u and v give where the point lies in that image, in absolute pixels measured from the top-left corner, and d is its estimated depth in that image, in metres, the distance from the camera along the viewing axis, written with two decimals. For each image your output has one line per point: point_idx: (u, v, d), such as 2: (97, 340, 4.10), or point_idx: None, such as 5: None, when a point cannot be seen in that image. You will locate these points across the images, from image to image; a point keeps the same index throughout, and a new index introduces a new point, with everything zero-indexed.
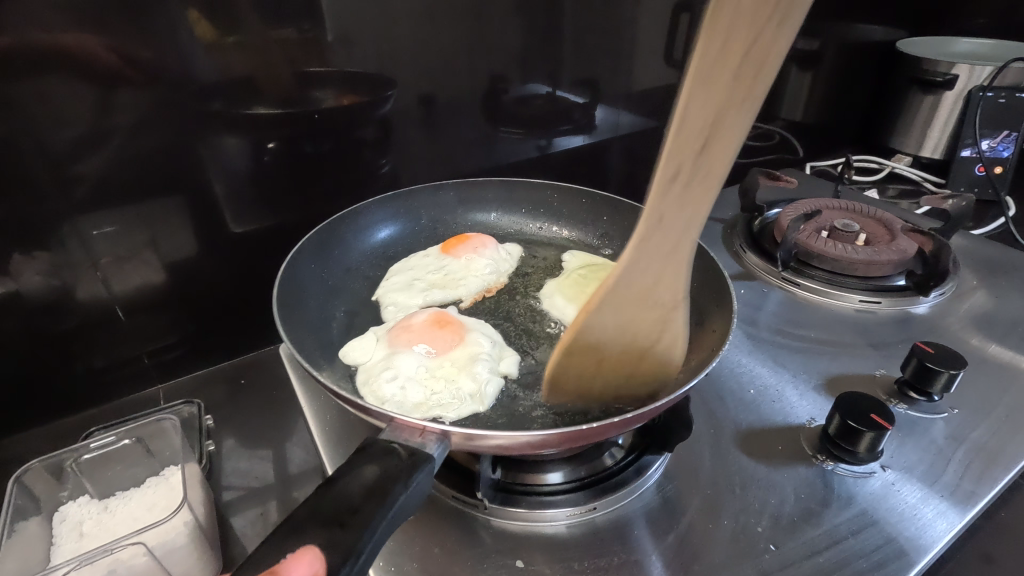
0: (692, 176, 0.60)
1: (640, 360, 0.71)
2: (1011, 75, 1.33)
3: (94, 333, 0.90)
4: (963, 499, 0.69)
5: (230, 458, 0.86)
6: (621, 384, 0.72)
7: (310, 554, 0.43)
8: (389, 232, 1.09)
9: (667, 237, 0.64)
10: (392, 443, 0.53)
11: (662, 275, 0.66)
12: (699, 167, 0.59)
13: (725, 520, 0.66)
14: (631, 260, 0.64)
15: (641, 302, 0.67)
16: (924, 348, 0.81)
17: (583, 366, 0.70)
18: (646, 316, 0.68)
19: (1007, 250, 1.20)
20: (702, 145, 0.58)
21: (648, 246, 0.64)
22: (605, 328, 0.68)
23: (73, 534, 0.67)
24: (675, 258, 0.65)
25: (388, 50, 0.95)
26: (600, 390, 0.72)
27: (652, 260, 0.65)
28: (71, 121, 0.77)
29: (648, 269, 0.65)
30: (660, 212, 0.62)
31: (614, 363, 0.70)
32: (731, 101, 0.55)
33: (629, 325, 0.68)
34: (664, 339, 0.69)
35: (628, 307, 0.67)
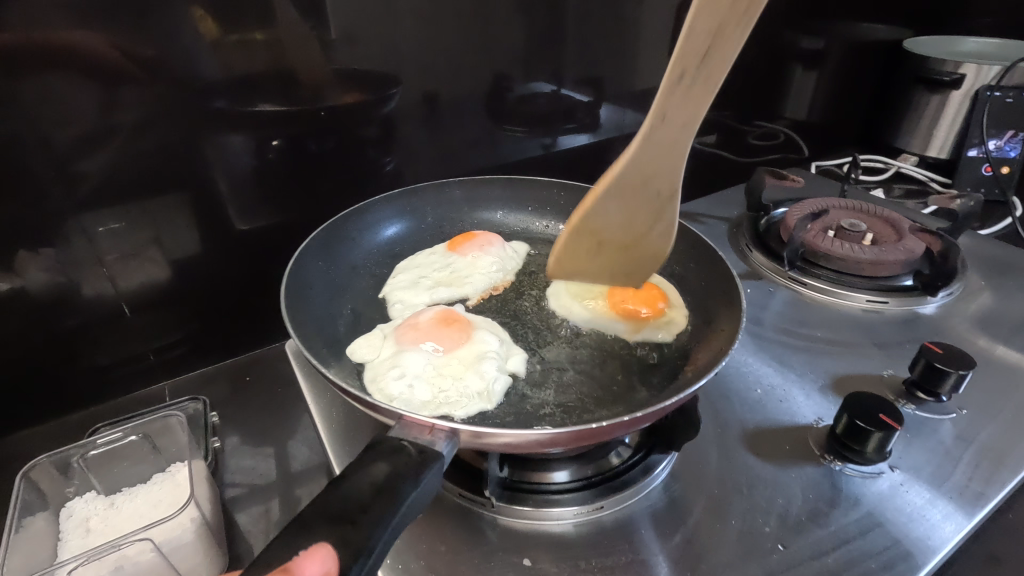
0: (693, 82, 0.69)
1: (632, 249, 0.85)
2: (1019, 76, 1.32)
3: (100, 330, 0.90)
4: (971, 500, 0.68)
5: (235, 455, 0.86)
6: (612, 263, 0.87)
7: (323, 551, 0.44)
8: (394, 230, 1.09)
9: (664, 142, 0.73)
10: (402, 441, 0.53)
11: (658, 169, 0.76)
12: (699, 76, 0.69)
13: (732, 520, 0.66)
14: (633, 161, 0.74)
15: (640, 192, 0.78)
16: (932, 348, 0.81)
17: (583, 245, 0.84)
18: (643, 208, 0.80)
19: (1014, 250, 1.19)
20: (705, 53, 0.66)
21: (648, 150, 0.74)
22: (612, 215, 0.80)
23: (79, 530, 0.67)
24: (676, 151, 0.75)
25: (393, 48, 0.95)
26: (591, 269, 0.88)
27: (651, 162, 0.75)
28: (78, 118, 0.77)
29: (647, 164, 0.75)
30: (662, 121, 0.71)
31: (610, 246, 0.84)
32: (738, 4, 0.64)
33: (629, 217, 0.80)
34: (654, 232, 0.82)
35: (628, 195, 0.78)
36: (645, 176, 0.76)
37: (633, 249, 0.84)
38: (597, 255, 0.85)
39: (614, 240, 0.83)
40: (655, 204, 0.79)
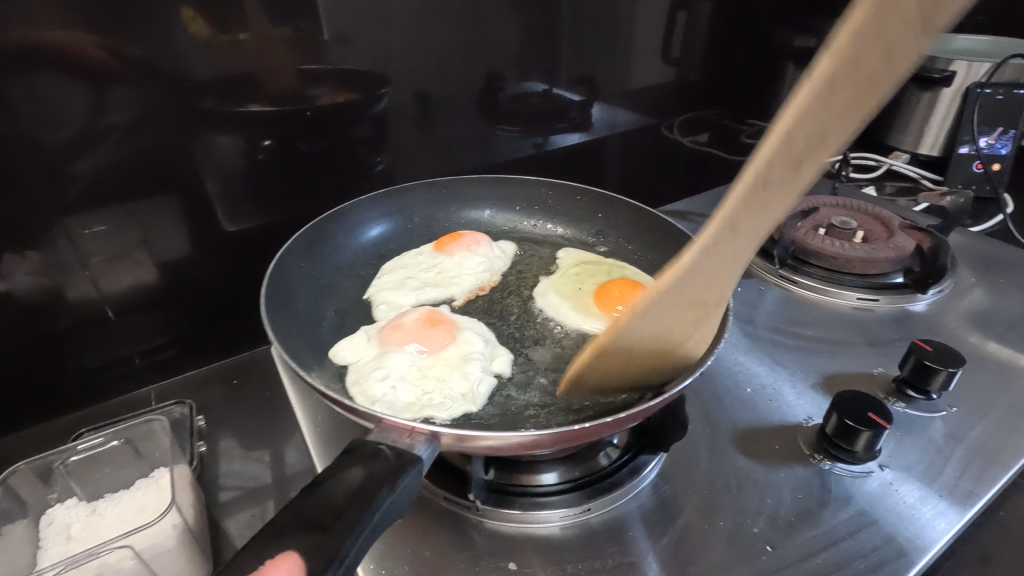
0: (775, 190, 0.56)
1: (664, 359, 0.68)
2: (1009, 73, 1.34)
3: (84, 334, 0.89)
4: (961, 498, 0.68)
5: (222, 459, 0.85)
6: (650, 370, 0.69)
7: (289, 561, 0.43)
8: (380, 230, 1.08)
9: (731, 247, 0.61)
10: (380, 445, 0.53)
11: (716, 278, 0.63)
12: (782, 183, 0.56)
13: (721, 521, 0.65)
14: (739, 199, 0.57)
15: (692, 300, 0.64)
16: (922, 346, 0.80)
17: (612, 361, 0.68)
18: (686, 313, 0.64)
19: (1006, 247, 1.19)
20: (796, 160, 0.54)
21: (712, 253, 0.61)
22: (642, 330, 0.64)
23: (61, 537, 0.66)
24: (730, 271, 0.63)
25: (383, 48, 0.94)
26: (623, 374, 0.70)
27: (763, 186, 0.56)
28: (60, 119, 0.75)
29: (706, 268, 0.61)
30: (795, 129, 0.52)
31: (641, 358, 0.67)
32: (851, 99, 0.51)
33: (672, 320, 0.64)
34: (693, 342, 0.67)
35: (675, 305, 0.63)
36: (720, 261, 0.61)
37: (672, 334, 0.65)
38: (625, 367, 0.69)
39: (678, 309, 0.63)
40: (698, 312, 0.65)
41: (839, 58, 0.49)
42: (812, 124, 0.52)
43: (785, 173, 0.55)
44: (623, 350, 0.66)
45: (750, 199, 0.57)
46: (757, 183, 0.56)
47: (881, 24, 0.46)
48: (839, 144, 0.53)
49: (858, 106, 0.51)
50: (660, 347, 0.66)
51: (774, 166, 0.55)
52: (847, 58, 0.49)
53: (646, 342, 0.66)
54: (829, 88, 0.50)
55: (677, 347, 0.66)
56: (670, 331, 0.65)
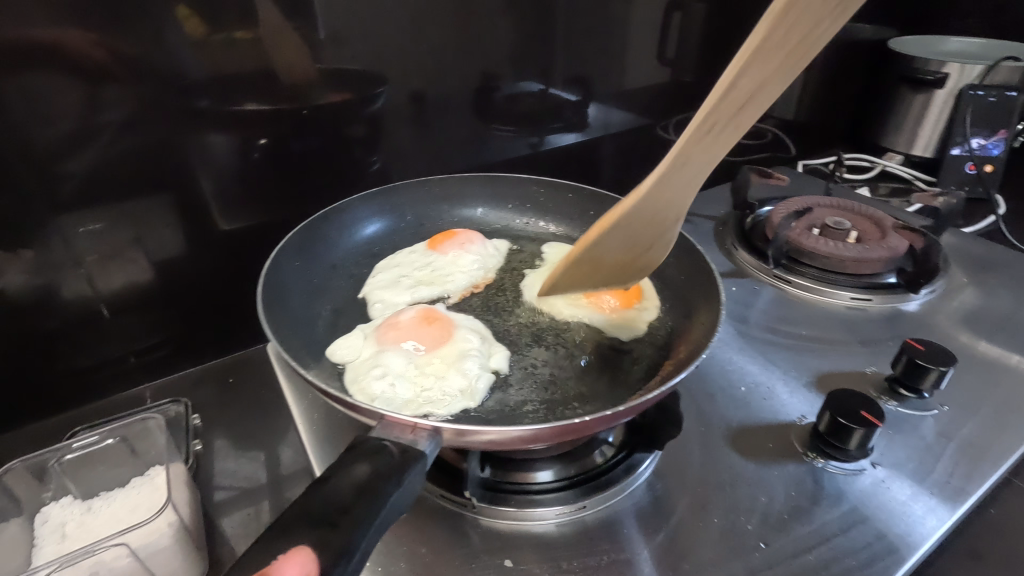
0: (722, 129, 0.68)
1: (630, 267, 0.84)
2: (1001, 75, 1.33)
3: (78, 333, 0.88)
4: (951, 495, 0.69)
5: (217, 458, 0.85)
6: (607, 281, 0.86)
7: (301, 556, 0.43)
8: (374, 229, 1.09)
9: (686, 174, 0.72)
10: (383, 442, 0.53)
11: (674, 197, 0.75)
12: (727, 128, 0.68)
13: (715, 518, 0.66)
14: (688, 139, 0.68)
15: (650, 226, 0.78)
16: (914, 345, 0.81)
17: (583, 270, 0.84)
18: (650, 227, 0.78)
19: (997, 248, 1.20)
20: (739, 107, 0.66)
21: (670, 177, 0.72)
22: (612, 247, 0.80)
23: (55, 536, 0.66)
24: (689, 186, 0.74)
25: (380, 49, 0.94)
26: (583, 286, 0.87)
27: (775, 46, 0.60)
28: (57, 117, 0.75)
29: (676, 188, 0.74)
30: (737, 85, 0.63)
31: (609, 264, 0.83)
32: (790, 54, 0.61)
33: (635, 239, 0.79)
34: (657, 250, 0.82)
35: (637, 229, 0.78)
36: (682, 183, 0.73)
37: (670, 202, 0.75)
38: (588, 279, 0.86)
39: (643, 222, 0.77)
40: (662, 222, 0.78)
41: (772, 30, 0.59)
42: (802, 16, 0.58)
43: (718, 129, 0.67)
44: (592, 258, 0.81)
45: (754, 81, 0.63)
46: (760, 50, 0.61)
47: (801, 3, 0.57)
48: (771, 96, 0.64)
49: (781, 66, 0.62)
50: (626, 256, 0.82)
51: (769, 45, 0.60)
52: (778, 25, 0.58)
53: (617, 253, 0.81)
54: (765, 50, 0.61)
55: (637, 264, 0.84)
56: (638, 241, 0.80)
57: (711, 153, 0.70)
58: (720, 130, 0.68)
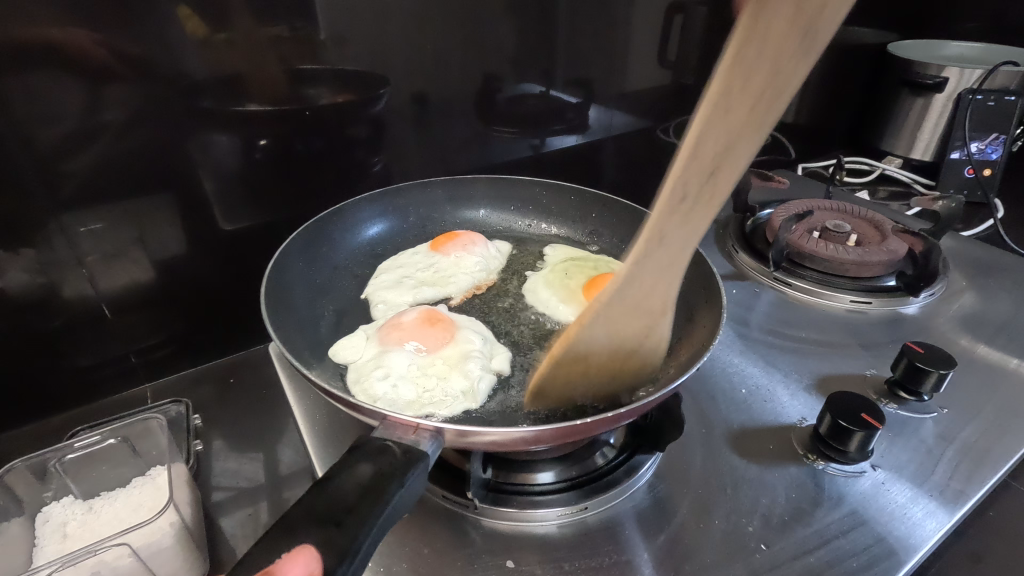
0: (693, 198, 0.62)
1: (625, 367, 0.72)
2: (1000, 79, 1.33)
3: (80, 333, 0.88)
4: (952, 498, 0.69)
5: (218, 459, 0.85)
6: (605, 387, 0.72)
7: (306, 554, 0.43)
8: (378, 229, 1.09)
9: (662, 258, 0.65)
10: (386, 442, 0.53)
11: (652, 291, 0.67)
12: (702, 188, 0.61)
13: (717, 520, 0.66)
14: (656, 219, 0.62)
15: (634, 315, 0.68)
16: (914, 348, 0.81)
17: (567, 374, 0.69)
18: (637, 319, 0.68)
19: (996, 251, 1.21)
20: (710, 170, 0.60)
21: (645, 263, 0.65)
22: (599, 339, 0.68)
23: (56, 536, 0.66)
24: (666, 273, 0.66)
25: (382, 51, 0.95)
26: (579, 391, 0.72)
27: (732, 108, 0.57)
28: (60, 117, 0.76)
29: (645, 279, 0.66)
30: (701, 148, 0.58)
31: (601, 360, 0.70)
32: (753, 116, 0.57)
33: (620, 329, 0.68)
34: (646, 345, 0.71)
35: (619, 319, 0.67)
36: (657, 268, 0.66)
37: (651, 292, 0.67)
38: (578, 383, 0.71)
39: (627, 311, 0.67)
40: (648, 317, 0.69)
41: (725, 89, 0.55)
42: (752, 73, 0.54)
43: (680, 226, 0.63)
44: (576, 357, 0.68)
45: (718, 143, 0.58)
46: (719, 97, 0.56)
47: (750, 58, 0.54)
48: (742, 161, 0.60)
49: (758, 124, 0.58)
50: (614, 356, 0.70)
51: (728, 103, 0.56)
52: (724, 90, 0.56)
53: (602, 347, 0.69)
54: (719, 112, 0.57)
55: (631, 357, 0.72)
56: (623, 334, 0.69)
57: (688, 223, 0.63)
58: (694, 199, 0.62)
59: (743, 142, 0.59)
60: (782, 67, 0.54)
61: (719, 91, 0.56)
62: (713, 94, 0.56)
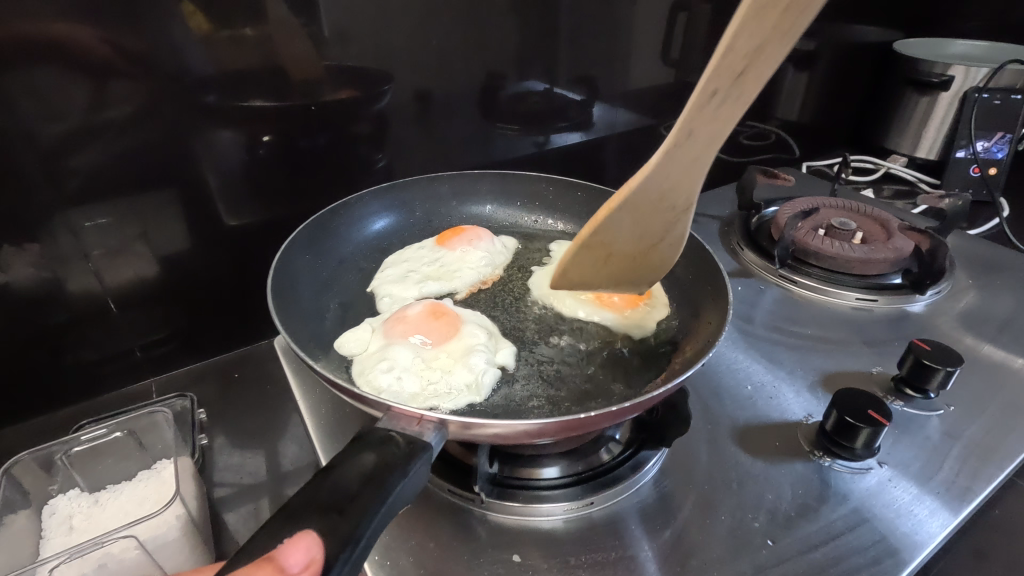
0: (721, 102, 0.63)
1: (641, 262, 0.81)
2: (1005, 78, 1.34)
3: (85, 328, 0.89)
4: (957, 495, 0.69)
5: (222, 454, 0.85)
6: (623, 278, 0.84)
7: (307, 540, 0.43)
8: (383, 223, 1.09)
9: (687, 156, 0.67)
10: (389, 432, 0.53)
11: (676, 185, 0.70)
12: (730, 94, 0.62)
13: (722, 516, 0.66)
14: (687, 114, 0.63)
15: (656, 211, 0.73)
16: (921, 345, 0.81)
17: (590, 262, 0.79)
18: (657, 217, 0.74)
19: (1001, 250, 1.20)
20: (739, 73, 0.60)
21: (672, 157, 0.67)
22: (620, 230, 0.75)
23: (62, 528, 0.66)
24: (693, 170, 0.69)
25: (387, 47, 0.95)
26: (598, 283, 0.84)
27: (767, 10, 0.56)
28: (65, 112, 0.76)
29: (669, 176, 0.69)
30: (735, 45, 0.58)
31: (619, 258, 0.80)
32: (784, 19, 0.57)
33: (642, 222, 0.74)
34: (666, 244, 0.78)
35: (643, 212, 0.73)
36: (681, 171, 0.69)
37: (673, 190, 0.71)
38: (601, 270, 0.81)
39: (651, 206, 0.72)
40: (668, 215, 0.74)
41: None
42: None
43: (706, 123, 0.64)
44: (600, 243, 0.76)
45: (752, 41, 0.58)
46: None
47: None
48: (767, 69, 0.60)
49: (787, 30, 0.57)
50: (636, 245, 0.78)
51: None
52: None
53: (625, 238, 0.76)
54: (759, 9, 0.56)
55: (650, 252, 0.79)
56: (646, 231, 0.75)
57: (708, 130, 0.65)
58: (722, 99, 0.62)
59: (769, 57, 0.60)
60: None
61: None
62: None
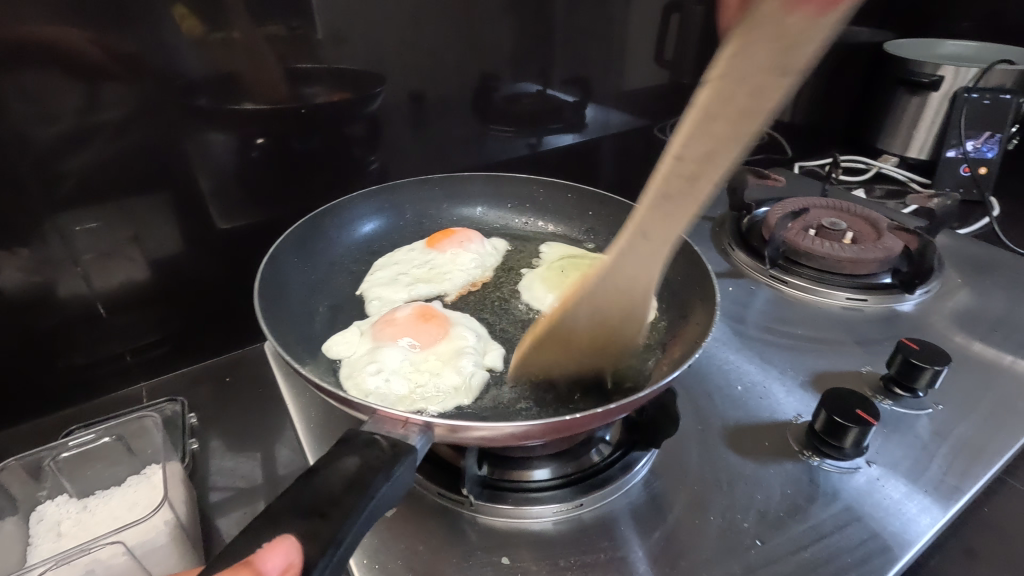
0: (675, 205, 0.62)
1: (608, 347, 0.76)
2: (994, 78, 1.35)
3: (75, 332, 0.88)
4: (946, 494, 0.69)
5: (214, 458, 0.85)
6: (592, 354, 0.77)
7: (286, 543, 0.44)
8: (372, 227, 1.09)
9: (638, 260, 0.67)
10: (374, 435, 0.53)
11: (631, 288, 0.69)
12: (684, 199, 0.61)
13: (712, 516, 0.66)
14: (632, 225, 0.64)
15: (615, 304, 0.71)
16: (910, 345, 0.81)
17: (554, 345, 0.76)
18: (616, 314, 0.73)
19: (992, 249, 1.21)
20: (691, 180, 0.59)
21: (625, 261, 0.67)
22: (579, 320, 0.73)
23: (51, 534, 0.66)
24: (647, 276, 0.68)
25: (378, 49, 0.95)
26: (567, 366, 0.78)
27: (717, 117, 0.55)
28: (54, 115, 0.75)
29: (624, 277, 0.68)
30: (684, 153, 0.58)
31: (584, 343, 0.75)
32: (740, 125, 0.55)
33: (602, 321, 0.73)
34: (628, 337, 0.76)
35: (603, 304, 0.72)
36: (639, 266, 0.67)
37: (628, 287, 0.69)
38: (566, 353, 0.77)
39: (610, 302, 0.71)
40: (627, 315, 0.73)
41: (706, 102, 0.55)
42: (738, 89, 0.53)
43: (657, 224, 0.63)
44: (562, 343, 0.75)
45: (699, 153, 0.58)
46: (705, 108, 0.55)
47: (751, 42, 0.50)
48: (725, 173, 0.58)
49: (740, 141, 0.56)
50: (596, 340, 0.75)
51: (717, 112, 0.55)
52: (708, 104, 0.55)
53: (584, 328, 0.74)
54: (707, 120, 0.56)
55: (614, 343, 0.76)
56: (605, 325, 0.74)
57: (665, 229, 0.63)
58: (676, 203, 0.61)
59: (722, 174, 0.58)
60: (770, 87, 0.52)
61: (710, 103, 0.55)
62: (702, 105, 0.55)
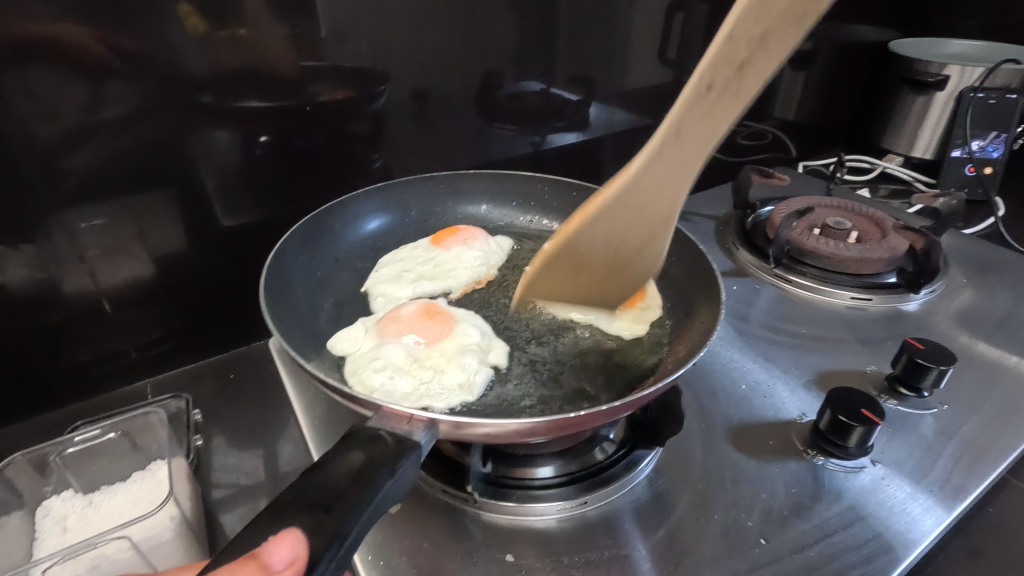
0: (721, 93, 0.68)
1: (615, 271, 0.84)
2: (1001, 77, 1.33)
3: (80, 328, 0.89)
4: (951, 493, 0.69)
5: (218, 455, 0.85)
6: (594, 287, 0.87)
7: (291, 537, 0.43)
8: (378, 223, 1.08)
9: (677, 156, 0.72)
10: (379, 431, 0.53)
11: (663, 189, 0.75)
12: (729, 87, 0.68)
13: (716, 515, 0.66)
14: (678, 113, 0.68)
15: (636, 220, 0.77)
16: (914, 344, 0.81)
17: (569, 263, 0.82)
18: (641, 224, 0.78)
19: (997, 249, 1.20)
20: (739, 66, 0.67)
21: (657, 160, 0.72)
22: (595, 238, 0.78)
23: (56, 529, 0.66)
24: (680, 171, 0.74)
25: (383, 47, 0.95)
26: (569, 293, 0.89)
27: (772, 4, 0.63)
28: (59, 111, 0.75)
29: (656, 174, 0.73)
30: (735, 37, 0.64)
31: (598, 264, 0.82)
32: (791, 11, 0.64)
33: (620, 235, 0.78)
34: (642, 258, 0.83)
35: (619, 218, 0.76)
36: (664, 173, 0.74)
37: (661, 187, 0.75)
38: (575, 279, 0.85)
39: (637, 209, 0.76)
40: (652, 226, 0.79)
41: None
42: None
43: (702, 113, 0.69)
44: (576, 260, 0.81)
45: (750, 36, 0.64)
46: None
47: None
48: (768, 61, 0.67)
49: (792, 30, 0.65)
50: (614, 254, 0.81)
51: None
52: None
53: (597, 245, 0.79)
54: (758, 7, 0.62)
55: (625, 262, 0.83)
56: (620, 243, 0.80)
57: (705, 120, 0.70)
58: (720, 90, 0.68)
59: (764, 64, 0.68)
60: None
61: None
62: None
